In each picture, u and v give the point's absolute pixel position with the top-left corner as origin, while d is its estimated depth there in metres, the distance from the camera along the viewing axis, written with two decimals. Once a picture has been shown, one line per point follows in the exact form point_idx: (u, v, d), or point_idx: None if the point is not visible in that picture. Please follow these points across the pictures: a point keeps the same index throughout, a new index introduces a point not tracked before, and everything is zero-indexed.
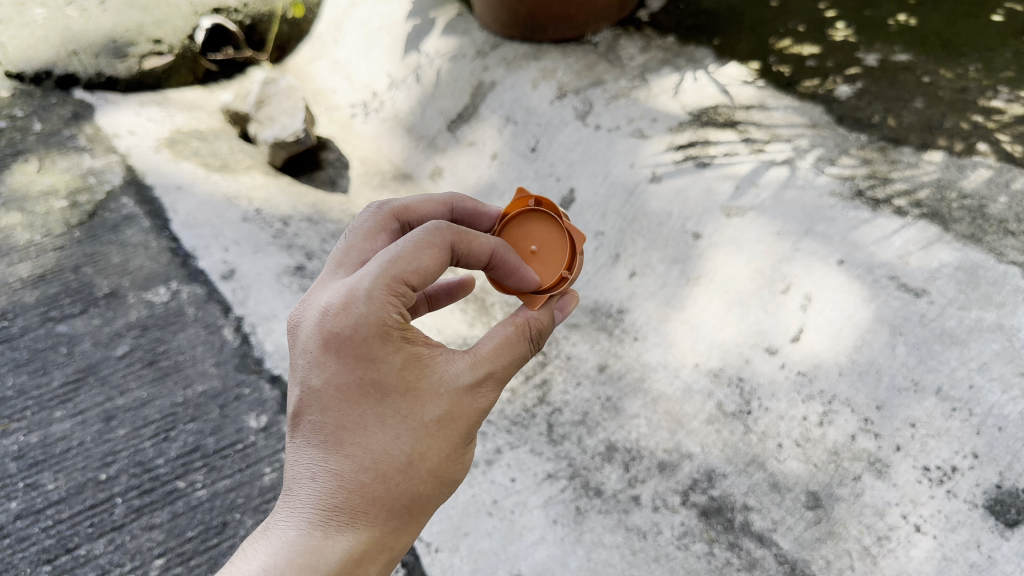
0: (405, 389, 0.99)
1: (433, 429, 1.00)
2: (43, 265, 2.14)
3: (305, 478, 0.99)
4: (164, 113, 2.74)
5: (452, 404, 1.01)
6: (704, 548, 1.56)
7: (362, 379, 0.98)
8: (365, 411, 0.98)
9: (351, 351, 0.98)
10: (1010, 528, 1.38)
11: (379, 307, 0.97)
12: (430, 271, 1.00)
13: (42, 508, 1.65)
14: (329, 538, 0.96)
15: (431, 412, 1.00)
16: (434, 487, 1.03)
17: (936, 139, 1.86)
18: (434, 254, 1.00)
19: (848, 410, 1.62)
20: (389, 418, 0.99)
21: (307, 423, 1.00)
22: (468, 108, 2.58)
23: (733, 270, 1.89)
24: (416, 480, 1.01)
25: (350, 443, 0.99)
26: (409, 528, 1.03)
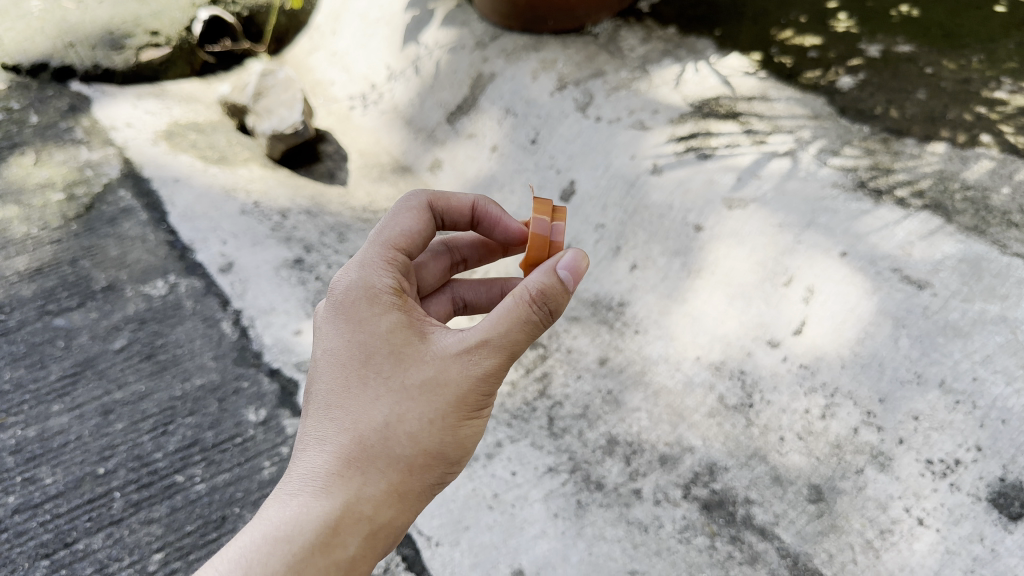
0: (390, 351, 1.05)
1: (414, 393, 1.03)
2: (40, 258, 2.12)
3: (302, 443, 1.06)
4: (162, 105, 2.72)
5: (436, 371, 1.04)
6: (706, 541, 1.55)
7: (352, 344, 1.07)
8: (353, 375, 1.06)
9: (343, 316, 1.09)
10: (1013, 522, 1.37)
11: (370, 270, 1.12)
12: (417, 229, 1.21)
13: (39, 503, 1.64)
14: (307, 496, 1.00)
15: (412, 375, 1.04)
16: (422, 455, 1.05)
17: (939, 131, 1.85)
18: (414, 215, 1.21)
19: (850, 403, 1.61)
20: (374, 381, 1.05)
21: (312, 393, 1.09)
22: (468, 100, 2.56)
23: (734, 262, 1.88)
24: (400, 444, 1.03)
25: (339, 406, 1.05)
26: (395, 499, 1.04)
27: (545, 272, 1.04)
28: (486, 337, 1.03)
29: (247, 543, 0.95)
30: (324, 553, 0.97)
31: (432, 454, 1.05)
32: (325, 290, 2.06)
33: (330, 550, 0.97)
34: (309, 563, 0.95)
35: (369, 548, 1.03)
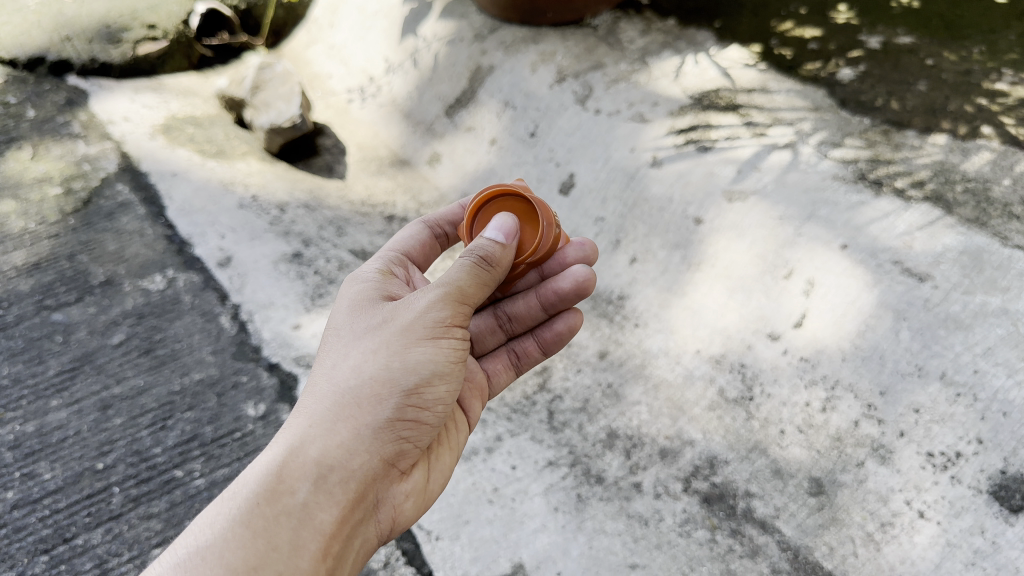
0: (352, 320, 1.21)
1: (364, 339, 1.17)
2: (37, 253, 2.12)
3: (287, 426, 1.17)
4: (159, 99, 2.71)
5: (383, 320, 1.18)
6: (706, 535, 1.55)
7: (328, 326, 1.24)
8: (324, 348, 1.21)
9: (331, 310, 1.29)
10: (1014, 514, 1.37)
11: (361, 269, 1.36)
12: (408, 235, 1.49)
13: (38, 498, 1.63)
14: (272, 447, 1.10)
15: (363, 329, 1.18)
16: (370, 389, 1.11)
17: (940, 122, 1.84)
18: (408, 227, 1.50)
19: (851, 395, 1.61)
20: (336, 345, 1.19)
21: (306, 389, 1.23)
22: (466, 93, 2.55)
23: (735, 254, 1.87)
24: (346, 382, 1.12)
25: (310, 378, 1.18)
26: (347, 432, 1.09)
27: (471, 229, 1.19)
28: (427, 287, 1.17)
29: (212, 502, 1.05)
30: (269, 492, 1.02)
31: (380, 384, 1.11)
32: (324, 284, 2.05)
33: (274, 487, 1.03)
34: (252, 503, 1.01)
35: (327, 494, 1.05)
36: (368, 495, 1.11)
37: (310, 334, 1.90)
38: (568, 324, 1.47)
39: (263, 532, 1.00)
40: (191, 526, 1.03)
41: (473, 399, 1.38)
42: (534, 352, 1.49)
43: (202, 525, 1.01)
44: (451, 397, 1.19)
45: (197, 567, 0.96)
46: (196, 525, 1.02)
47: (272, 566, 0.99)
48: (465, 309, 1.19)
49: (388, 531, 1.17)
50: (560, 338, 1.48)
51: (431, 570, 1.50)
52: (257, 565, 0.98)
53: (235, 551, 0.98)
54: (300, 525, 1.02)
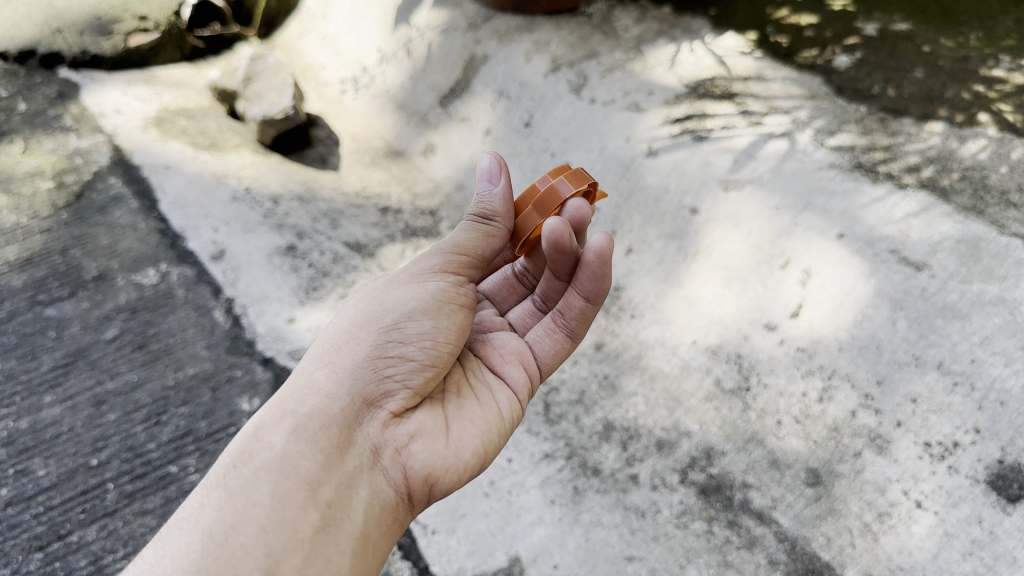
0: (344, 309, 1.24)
1: (347, 311, 1.18)
2: (29, 248, 2.10)
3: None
4: (151, 92, 2.69)
5: (365, 292, 1.20)
6: (703, 526, 1.55)
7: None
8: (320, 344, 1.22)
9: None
10: (1012, 504, 1.36)
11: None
12: None
13: (33, 495, 1.63)
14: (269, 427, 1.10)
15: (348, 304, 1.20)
16: (348, 340, 1.12)
17: (936, 110, 1.83)
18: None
19: (848, 385, 1.61)
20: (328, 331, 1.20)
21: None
22: (460, 83, 2.53)
23: (731, 244, 1.86)
24: (330, 342, 1.13)
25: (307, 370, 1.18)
26: (324, 382, 1.08)
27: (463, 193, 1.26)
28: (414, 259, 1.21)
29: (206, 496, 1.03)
30: (245, 456, 0.99)
31: (358, 333, 1.12)
32: (318, 277, 2.04)
33: (251, 450, 1.00)
34: (228, 470, 0.98)
35: (309, 442, 1.01)
36: (361, 442, 1.05)
37: (303, 327, 1.89)
38: (595, 250, 1.18)
39: (239, 491, 0.96)
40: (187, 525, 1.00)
41: (508, 363, 1.28)
42: (575, 301, 1.27)
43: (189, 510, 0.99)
44: (448, 340, 1.14)
45: (176, 537, 0.94)
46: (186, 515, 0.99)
47: (252, 519, 0.93)
48: (459, 259, 1.20)
49: (405, 489, 1.07)
50: (601, 271, 1.21)
51: (428, 564, 1.50)
52: (234, 523, 0.93)
53: (212, 514, 0.94)
54: (278, 472, 0.97)
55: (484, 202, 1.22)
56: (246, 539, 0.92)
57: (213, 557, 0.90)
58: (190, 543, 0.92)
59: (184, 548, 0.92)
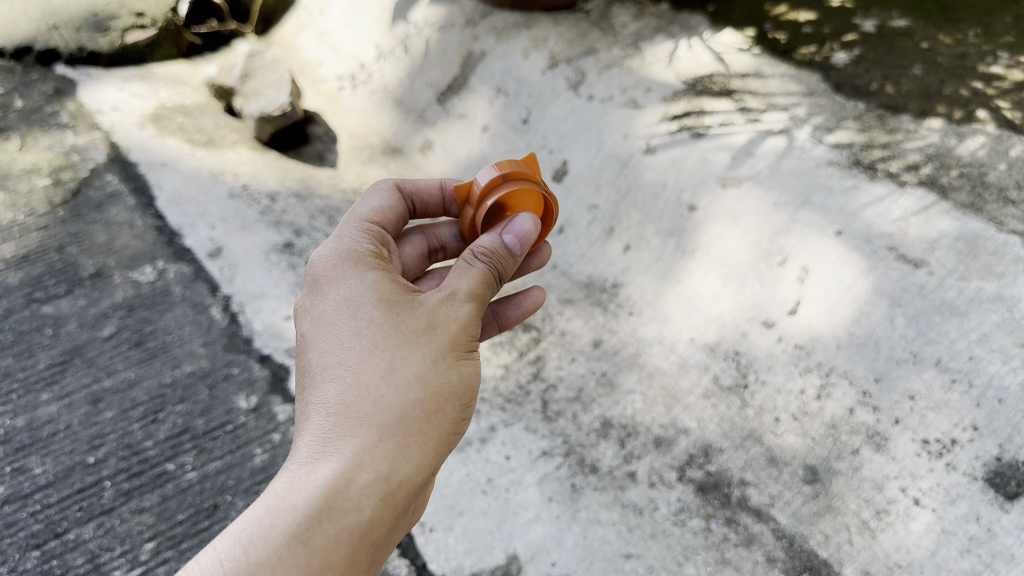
0: (386, 308, 1.06)
1: (414, 337, 1.04)
2: (26, 245, 2.09)
3: (296, 423, 1.01)
4: (148, 88, 2.69)
5: (429, 314, 1.06)
6: (701, 524, 1.54)
7: (335, 301, 1.08)
8: (341, 331, 1.05)
9: (332, 283, 1.10)
10: (1010, 501, 1.36)
11: (348, 240, 1.17)
12: (385, 207, 1.29)
13: (29, 493, 1.62)
14: (319, 460, 0.95)
15: (409, 321, 1.05)
16: (431, 398, 1.03)
17: (935, 107, 1.82)
18: (384, 195, 1.30)
19: (846, 382, 1.60)
20: (370, 330, 1.04)
21: (302, 374, 1.06)
22: (458, 79, 2.53)
23: (729, 241, 1.86)
24: (407, 390, 1.01)
25: (333, 368, 1.02)
26: (408, 446, 1.00)
27: (492, 236, 1.17)
28: (461, 287, 1.10)
29: (243, 523, 0.89)
30: (332, 519, 0.91)
31: (439, 398, 1.04)
32: None
33: (340, 513, 0.91)
34: (315, 531, 0.89)
35: (388, 510, 0.97)
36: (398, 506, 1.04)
37: None
38: (532, 300, 1.42)
39: (324, 553, 0.89)
40: (218, 548, 0.87)
41: None
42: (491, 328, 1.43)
43: (246, 549, 0.86)
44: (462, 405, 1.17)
45: None
46: (237, 550, 0.86)
47: None
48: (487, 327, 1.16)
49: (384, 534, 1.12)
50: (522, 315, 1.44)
51: (425, 562, 1.50)
52: None
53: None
54: (362, 541, 0.93)
55: (506, 264, 1.17)
56: None
57: None
58: None
59: None
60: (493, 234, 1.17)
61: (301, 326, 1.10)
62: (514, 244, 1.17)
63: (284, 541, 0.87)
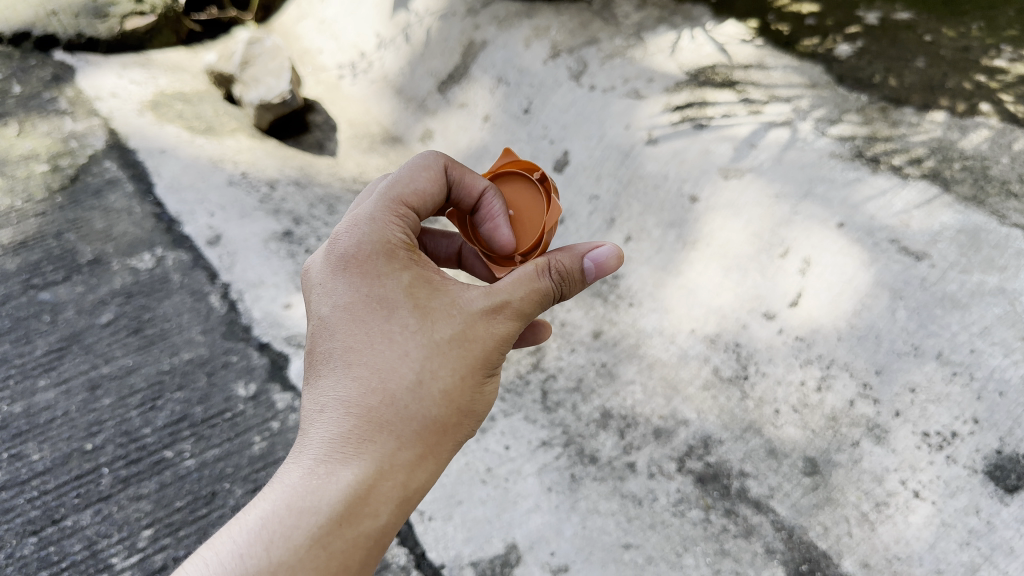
0: (419, 312, 1.05)
1: (446, 349, 1.04)
2: (24, 231, 2.09)
3: (312, 413, 1.02)
4: (147, 75, 2.67)
5: (465, 325, 1.05)
6: (700, 515, 1.54)
7: (365, 296, 1.05)
8: (372, 330, 1.04)
9: (359, 272, 1.06)
10: (1010, 494, 1.36)
11: (383, 224, 1.09)
12: (426, 187, 1.15)
13: (26, 479, 1.62)
14: (341, 463, 0.97)
15: (442, 329, 1.04)
16: (453, 412, 1.05)
17: (938, 99, 1.82)
18: (430, 176, 1.16)
19: (847, 374, 1.60)
20: (402, 336, 1.04)
21: (319, 359, 1.06)
22: (459, 68, 2.52)
23: (731, 233, 1.85)
24: (432, 404, 1.03)
25: (360, 366, 1.03)
26: (425, 456, 1.03)
27: (573, 255, 1.11)
28: (512, 300, 1.08)
29: (264, 520, 0.92)
30: (351, 524, 0.94)
31: (462, 414, 1.06)
32: None
33: (359, 517, 0.95)
34: (336, 534, 0.92)
35: (399, 515, 1.01)
36: None
37: (300, 313, 1.88)
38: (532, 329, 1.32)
39: (341, 558, 0.92)
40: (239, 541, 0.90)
41: None
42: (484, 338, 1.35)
43: (269, 549, 0.90)
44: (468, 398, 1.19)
45: None
46: (259, 548, 0.90)
47: None
48: None
49: None
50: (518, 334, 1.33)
51: (424, 550, 1.50)
52: None
53: None
54: (374, 546, 0.97)
55: (572, 288, 1.12)
56: None
57: None
58: None
59: None
60: (575, 254, 1.11)
61: (318, 307, 1.08)
62: (590, 270, 1.12)
63: (305, 541, 0.91)
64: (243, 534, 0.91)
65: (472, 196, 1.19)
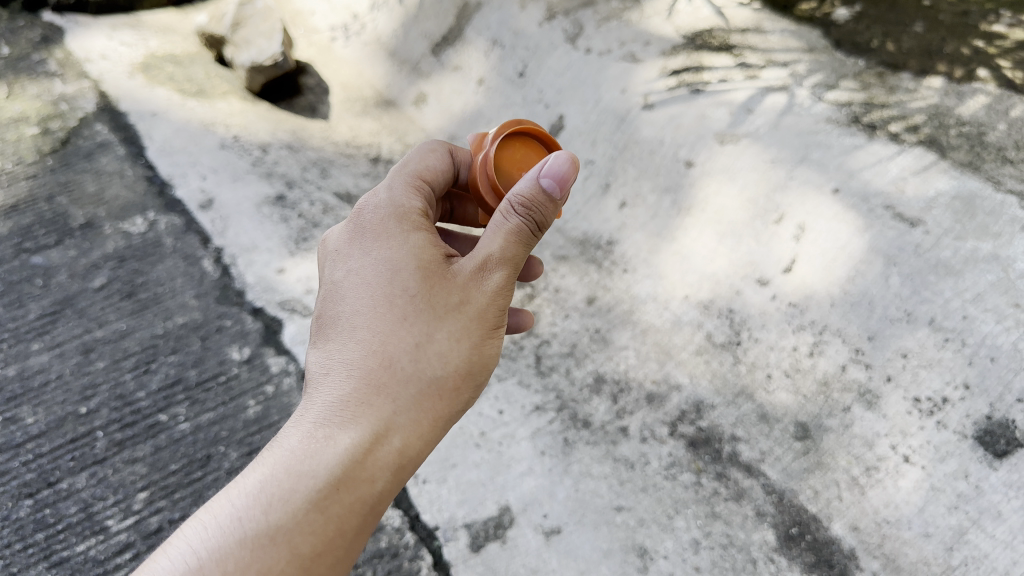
0: (422, 276, 1.04)
1: (445, 314, 1.03)
2: (15, 195, 2.08)
3: (318, 377, 1.04)
4: (137, 36, 2.62)
5: (463, 289, 1.04)
6: (691, 478, 1.55)
7: (372, 263, 1.07)
8: (375, 295, 1.05)
9: (376, 239, 1.08)
10: (999, 459, 1.37)
11: (394, 196, 1.11)
12: (436, 160, 1.18)
13: (22, 442, 1.62)
14: (338, 428, 0.98)
15: (442, 294, 1.04)
16: (454, 377, 1.05)
17: (936, 65, 1.80)
18: (440, 155, 1.19)
19: (839, 340, 1.60)
20: (403, 301, 1.04)
21: (329, 324, 1.08)
22: (453, 31, 2.49)
23: (726, 199, 1.85)
24: (432, 370, 1.03)
25: (363, 331, 1.04)
26: (424, 422, 1.03)
27: (528, 182, 1.02)
28: (492, 252, 1.04)
29: (264, 482, 0.94)
30: (349, 488, 0.96)
31: (462, 378, 1.06)
32: (308, 227, 2.01)
33: (356, 481, 0.96)
34: (332, 498, 0.94)
35: (396, 481, 1.01)
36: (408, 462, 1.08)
37: (294, 278, 1.87)
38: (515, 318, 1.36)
39: (334, 522, 0.94)
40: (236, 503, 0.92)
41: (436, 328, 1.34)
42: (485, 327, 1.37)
43: (265, 511, 0.92)
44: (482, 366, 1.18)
45: (268, 559, 0.89)
46: (256, 511, 0.92)
47: (336, 552, 0.95)
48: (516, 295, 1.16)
49: None
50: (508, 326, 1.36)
51: (418, 513, 1.51)
52: (321, 552, 0.93)
53: (306, 538, 0.92)
54: (370, 511, 0.98)
55: (545, 212, 1.03)
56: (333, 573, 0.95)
57: None
58: None
59: None
60: (529, 180, 1.01)
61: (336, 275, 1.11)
62: (552, 189, 1.01)
63: (302, 504, 0.92)
64: (243, 496, 0.94)
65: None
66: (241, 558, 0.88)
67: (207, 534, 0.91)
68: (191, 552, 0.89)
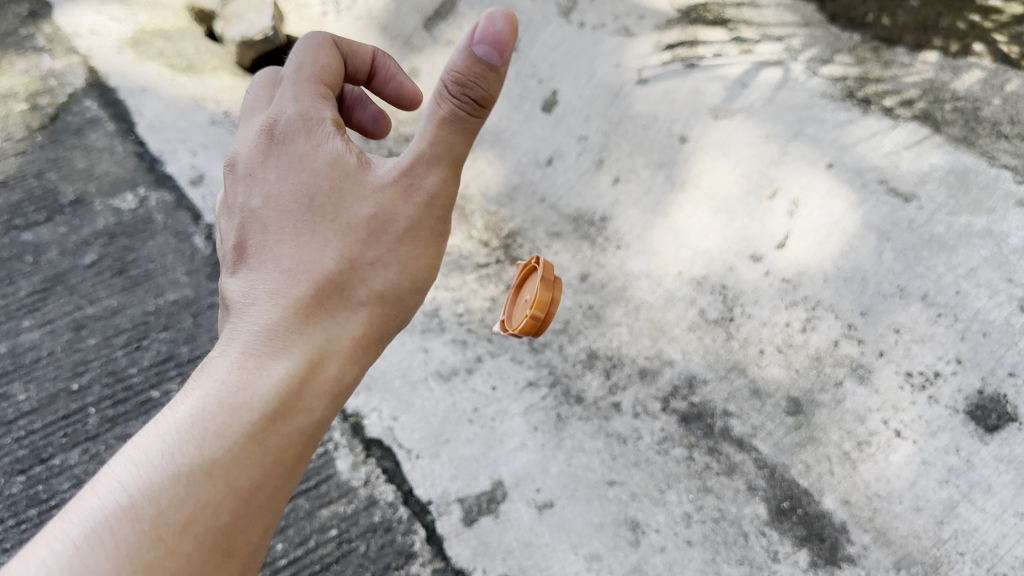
0: (335, 187, 0.98)
1: (367, 227, 0.97)
2: (4, 172, 2.06)
3: (239, 304, 0.95)
4: (126, 9, 2.50)
5: (388, 198, 0.97)
6: (684, 453, 1.56)
7: (291, 180, 0.99)
8: (298, 214, 0.98)
9: (291, 149, 1.00)
10: (990, 433, 1.38)
11: (303, 103, 1.02)
12: (330, 60, 1.08)
13: (14, 419, 1.62)
14: (268, 360, 0.89)
15: (356, 206, 0.98)
16: (382, 296, 0.99)
17: (932, 40, 1.82)
18: (331, 51, 1.09)
19: (832, 316, 1.61)
20: (325, 223, 0.97)
21: (247, 249, 0.99)
22: (446, 5, 2.47)
23: (720, 174, 1.84)
24: (356, 284, 0.97)
25: (285, 255, 0.96)
26: (354, 346, 0.97)
27: (462, 51, 0.89)
28: (425, 150, 0.95)
29: (192, 419, 0.82)
30: (286, 419, 0.86)
31: (389, 293, 1.00)
32: None
33: (294, 412, 0.87)
34: (270, 430, 0.84)
35: (335, 406, 0.94)
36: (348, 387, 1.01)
37: None
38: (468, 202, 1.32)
39: (276, 456, 0.84)
40: (163, 440, 0.80)
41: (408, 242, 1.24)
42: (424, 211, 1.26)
43: (200, 446, 0.80)
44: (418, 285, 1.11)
45: (218, 501, 0.78)
46: (189, 446, 0.80)
47: (284, 491, 0.86)
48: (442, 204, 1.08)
49: None
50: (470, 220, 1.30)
51: (411, 487, 1.51)
52: (264, 483, 0.83)
53: (249, 471, 0.81)
54: (310, 441, 0.89)
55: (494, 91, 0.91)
56: (283, 509, 0.87)
57: (259, 540, 0.83)
58: (244, 529, 0.81)
59: (231, 526, 0.79)
60: (467, 49, 0.89)
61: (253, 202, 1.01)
62: (490, 53, 0.89)
63: (238, 438, 0.82)
64: (167, 432, 0.81)
65: (365, 60, 1.17)
66: (175, 505, 0.76)
67: (140, 471, 0.77)
68: (122, 490, 0.76)
